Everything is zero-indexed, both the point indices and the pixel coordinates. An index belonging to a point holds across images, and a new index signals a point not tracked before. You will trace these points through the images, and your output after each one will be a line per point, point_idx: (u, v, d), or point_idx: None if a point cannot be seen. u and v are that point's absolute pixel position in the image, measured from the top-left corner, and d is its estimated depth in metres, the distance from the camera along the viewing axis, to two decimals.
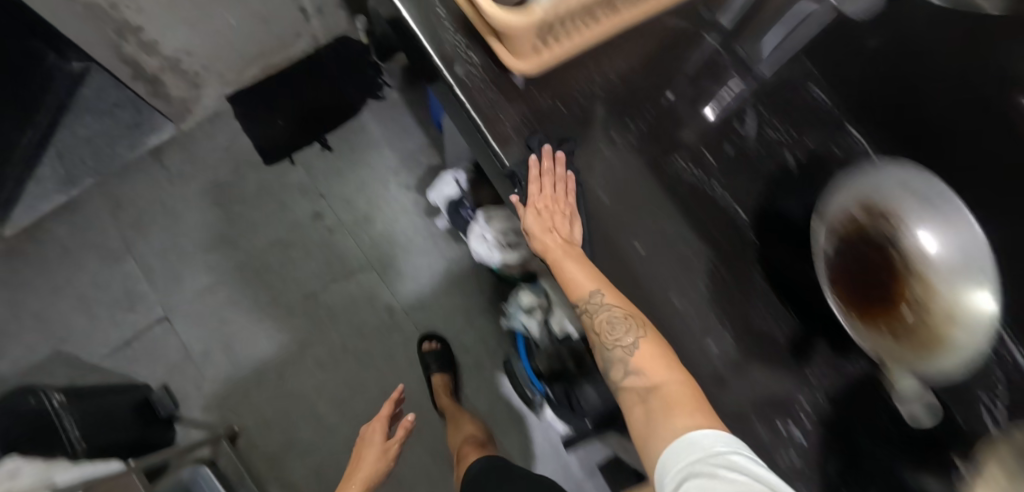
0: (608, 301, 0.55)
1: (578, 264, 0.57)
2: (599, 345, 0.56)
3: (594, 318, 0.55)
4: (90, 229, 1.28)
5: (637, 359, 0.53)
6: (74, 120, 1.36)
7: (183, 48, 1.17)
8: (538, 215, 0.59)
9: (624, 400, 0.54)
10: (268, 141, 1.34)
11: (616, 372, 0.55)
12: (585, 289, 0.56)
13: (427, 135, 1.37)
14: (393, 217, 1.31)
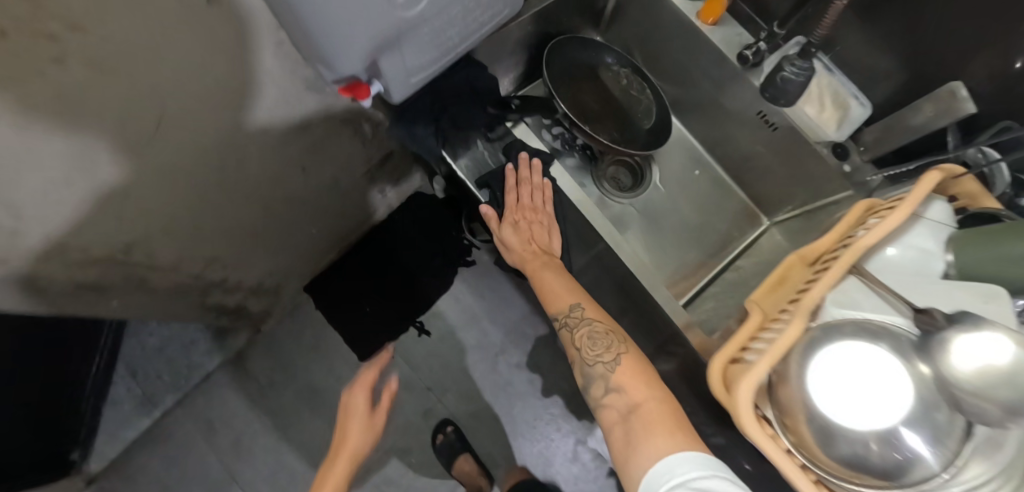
0: (575, 306, 0.68)
1: (549, 271, 0.72)
2: (581, 361, 0.65)
3: (574, 330, 0.66)
4: (185, 458, 1.16)
5: (619, 377, 0.61)
6: (137, 327, 1.20)
7: (268, 271, 1.05)
8: (531, 251, 0.74)
9: (603, 416, 0.61)
10: (357, 335, 1.21)
11: (596, 389, 0.62)
12: (557, 308, 0.69)
13: (529, 301, 1.26)
14: (507, 403, 1.21)
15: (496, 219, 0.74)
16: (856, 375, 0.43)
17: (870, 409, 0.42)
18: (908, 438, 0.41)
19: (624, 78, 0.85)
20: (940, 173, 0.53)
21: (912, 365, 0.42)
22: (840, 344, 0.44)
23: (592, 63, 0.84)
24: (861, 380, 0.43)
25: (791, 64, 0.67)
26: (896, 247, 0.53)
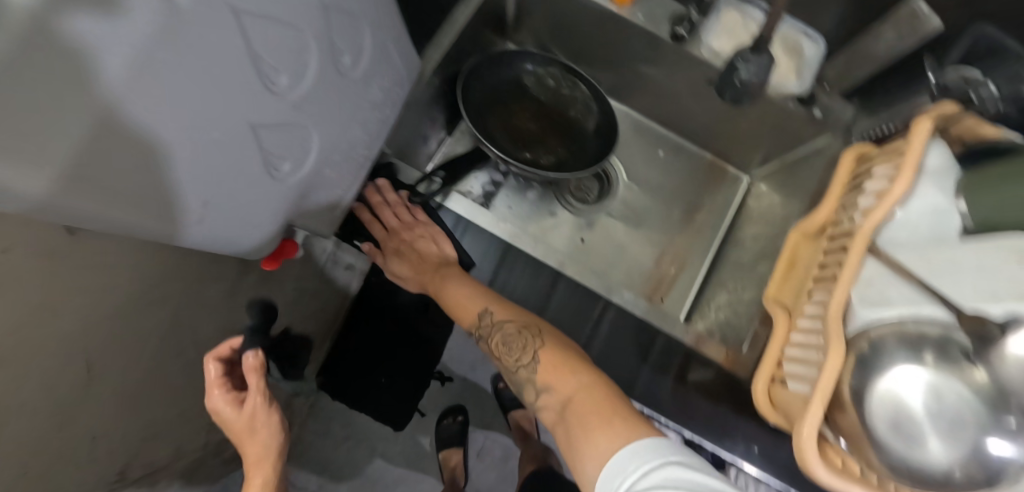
0: (493, 316, 0.62)
1: (455, 282, 0.66)
2: (505, 369, 0.59)
3: (496, 337, 0.60)
4: None
5: (543, 374, 0.55)
6: None
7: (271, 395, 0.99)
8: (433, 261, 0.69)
9: (547, 417, 0.55)
10: (384, 411, 1.12)
11: (528, 391, 0.56)
12: (470, 319, 0.63)
13: None
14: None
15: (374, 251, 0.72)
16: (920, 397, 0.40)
17: (947, 428, 0.39)
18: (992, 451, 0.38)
19: (554, 81, 0.75)
20: (927, 118, 0.49)
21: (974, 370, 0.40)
22: (902, 370, 0.41)
23: (513, 80, 0.75)
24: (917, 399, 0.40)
25: (741, 64, 0.53)
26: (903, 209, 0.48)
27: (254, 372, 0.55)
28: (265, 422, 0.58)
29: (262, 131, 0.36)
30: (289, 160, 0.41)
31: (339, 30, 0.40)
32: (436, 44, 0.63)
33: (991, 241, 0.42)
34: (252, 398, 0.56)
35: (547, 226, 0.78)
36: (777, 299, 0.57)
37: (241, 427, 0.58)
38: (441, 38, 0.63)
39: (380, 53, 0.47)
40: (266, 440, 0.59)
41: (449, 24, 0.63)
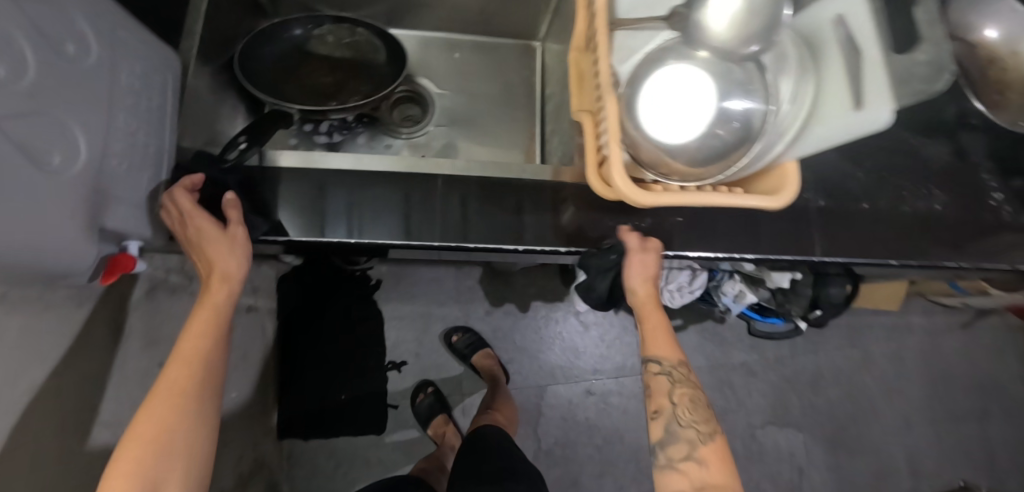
0: (671, 359, 0.68)
1: (658, 329, 0.69)
2: (668, 415, 0.65)
3: (671, 383, 0.67)
4: None
5: (707, 450, 0.63)
6: None
7: (238, 457, 0.95)
8: (643, 300, 0.69)
9: (671, 480, 0.63)
10: (357, 421, 1.16)
11: (673, 450, 0.63)
12: (653, 353, 0.68)
13: (449, 264, 1.26)
14: (511, 344, 1.26)
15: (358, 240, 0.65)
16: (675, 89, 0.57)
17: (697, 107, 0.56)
18: (730, 105, 0.55)
19: (329, 32, 0.79)
20: None
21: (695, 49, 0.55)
22: (653, 83, 0.57)
23: (292, 48, 0.78)
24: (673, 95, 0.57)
25: None
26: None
27: (232, 207, 0.58)
28: (238, 255, 0.57)
29: (7, 124, 0.36)
30: (57, 153, 0.41)
31: (41, 17, 0.40)
32: (187, 34, 0.64)
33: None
34: (235, 225, 0.57)
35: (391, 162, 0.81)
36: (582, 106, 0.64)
37: (212, 247, 0.55)
38: (189, 26, 0.64)
39: (110, 39, 0.48)
40: (240, 271, 0.57)
41: (190, 11, 0.64)
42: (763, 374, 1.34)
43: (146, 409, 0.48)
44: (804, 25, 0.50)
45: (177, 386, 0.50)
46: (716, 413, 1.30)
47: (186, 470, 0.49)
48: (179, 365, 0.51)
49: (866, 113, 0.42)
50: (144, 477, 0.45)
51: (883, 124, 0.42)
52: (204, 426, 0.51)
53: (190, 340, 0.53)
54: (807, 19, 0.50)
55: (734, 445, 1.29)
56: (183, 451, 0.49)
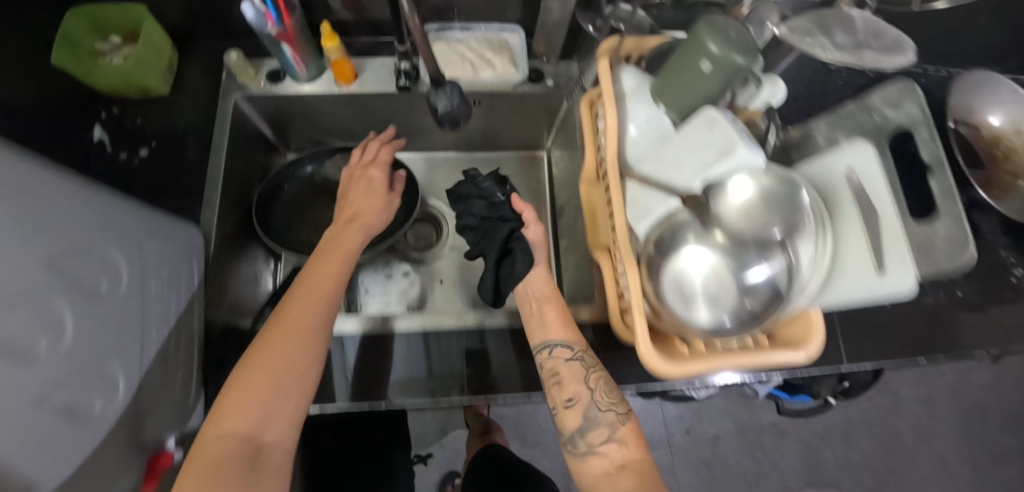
0: (578, 344, 0.58)
1: (559, 312, 0.60)
2: (585, 401, 0.53)
3: (584, 368, 0.55)
4: None
5: (626, 429, 0.52)
6: None
7: None
8: (545, 290, 0.62)
9: (590, 467, 0.51)
10: None
11: (593, 435, 0.52)
12: (551, 339, 0.58)
13: None
14: (535, 428, 1.24)
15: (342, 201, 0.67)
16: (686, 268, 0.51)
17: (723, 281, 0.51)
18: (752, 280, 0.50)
19: (345, 162, 0.82)
20: (604, 55, 0.59)
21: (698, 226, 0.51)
22: (682, 252, 0.53)
23: (306, 184, 0.82)
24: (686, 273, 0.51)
25: (432, 99, 0.53)
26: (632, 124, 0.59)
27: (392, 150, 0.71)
28: (382, 212, 0.65)
29: (49, 398, 0.37)
30: (98, 398, 0.42)
31: (77, 270, 0.41)
32: (206, 202, 0.65)
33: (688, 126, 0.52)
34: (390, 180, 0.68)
35: (412, 292, 0.80)
36: (598, 243, 0.66)
37: (374, 179, 0.67)
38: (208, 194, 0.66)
39: (139, 255, 0.49)
40: (375, 219, 0.64)
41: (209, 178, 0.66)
42: (795, 438, 1.31)
43: (294, 323, 0.49)
44: (816, 177, 0.52)
45: (313, 294, 0.52)
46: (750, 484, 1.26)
47: (275, 443, 0.45)
48: (333, 263, 0.56)
49: (889, 279, 0.46)
50: (242, 422, 0.44)
51: (904, 293, 0.46)
52: (319, 352, 0.50)
53: (325, 281, 0.54)
54: (816, 172, 0.52)
55: None
56: (252, 439, 0.44)
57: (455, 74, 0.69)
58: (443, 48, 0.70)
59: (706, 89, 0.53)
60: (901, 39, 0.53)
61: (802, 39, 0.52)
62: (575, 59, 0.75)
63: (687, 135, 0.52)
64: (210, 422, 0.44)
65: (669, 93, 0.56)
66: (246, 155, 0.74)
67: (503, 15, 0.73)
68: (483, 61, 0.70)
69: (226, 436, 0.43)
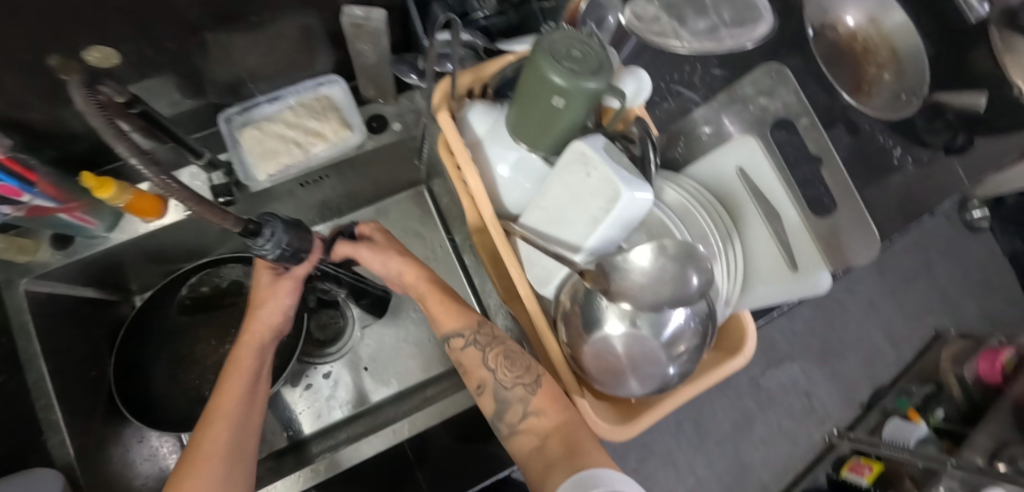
0: (471, 326, 0.50)
1: (440, 300, 0.51)
2: (492, 385, 0.46)
3: (482, 351, 0.48)
4: None
5: (539, 398, 0.44)
6: None
7: None
8: (421, 288, 0.52)
9: (518, 449, 0.44)
10: None
11: (510, 415, 0.45)
12: (445, 330, 0.50)
13: None
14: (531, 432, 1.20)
15: (21, 212, 0.50)
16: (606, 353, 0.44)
17: (651, 330, 0.44)
18: (674, 324, 0.43)
19: (202, 284, 0.69)
20: (442, 106, 0.50)
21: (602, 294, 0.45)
22: (602, 315, 0.45)
23: (165, 330, 0.67)
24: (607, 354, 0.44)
25: (254, 248, 0.42)
26: (502, 167, 0.51)
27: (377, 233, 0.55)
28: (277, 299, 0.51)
29: None
30: None
31: None
32: (49, 427, 0.53)
33: (562, 163, 0.46)
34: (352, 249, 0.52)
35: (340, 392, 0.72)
36: (507, 291, 0.58)
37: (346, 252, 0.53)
38: (46, 416, 0.54)
39: None
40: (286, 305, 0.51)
41: (38, 397, 0.54)
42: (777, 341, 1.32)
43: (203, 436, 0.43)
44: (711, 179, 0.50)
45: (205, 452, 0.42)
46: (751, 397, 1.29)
47: None
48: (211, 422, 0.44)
49: (807, 277, 0.44)
50: None
51: (820, 290, 0.45)
52: (243, 453, 0.44)
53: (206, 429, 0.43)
54: (710, 175, 0.49)
55: (747, 407, 1.27)
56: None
57: (282, 162, 0.57)
58: (255, 135, 0.57)
59: (565, 125, 0.46)
60: None
61: (650, 32, 0.48)
62: (415, 89, 0.65)
63: (563, 176, 0.46)
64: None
65: (524, 133, 0.49)
66: (76, 338, 0.61)
67: (311, 69, 0.60)
68: (309, 133, 0.58)
69: None
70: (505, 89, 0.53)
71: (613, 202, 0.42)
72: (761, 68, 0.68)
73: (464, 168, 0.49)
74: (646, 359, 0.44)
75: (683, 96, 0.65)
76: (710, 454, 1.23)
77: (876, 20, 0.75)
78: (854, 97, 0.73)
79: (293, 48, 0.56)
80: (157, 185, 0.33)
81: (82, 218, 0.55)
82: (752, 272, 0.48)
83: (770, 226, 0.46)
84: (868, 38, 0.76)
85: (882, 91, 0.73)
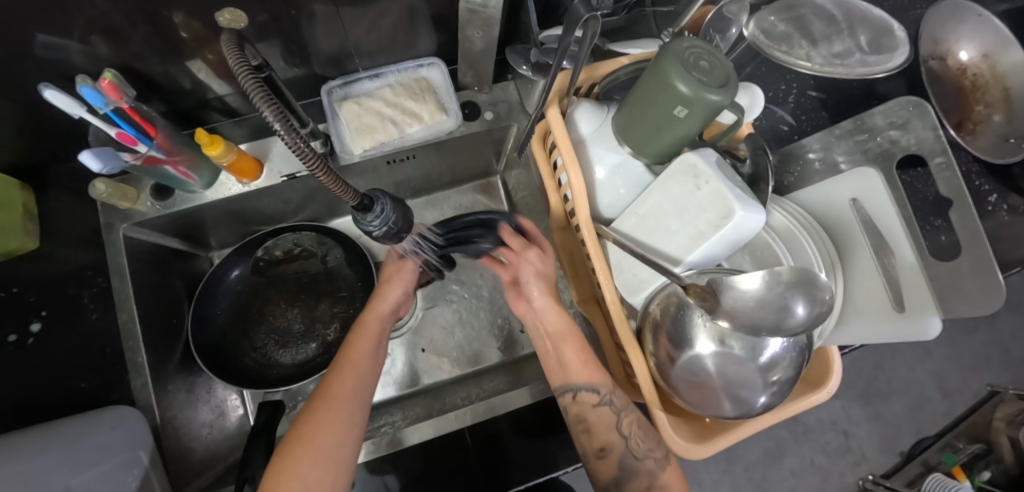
0: (605, 384, 0.50)
1: (579, 349, 0.52)
2: (620, 451, 0.48)
3: (616, 414, 0.49)
4: None
5: (669, 474, 0.47)
6: None
7: None
8: (556, 328, 0.54)
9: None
10: None
11: (632, 484, 0.47)
12: (574, 381, 0.50)
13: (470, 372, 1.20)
14: None
15: (136, 160, 0.51)
16: (699, 372, 0.44)
17: (745, 353, 0.43)
18: (769, 351, 0.43)
19: (278, 248, 0.71)
20: (552, 102, 0.49)
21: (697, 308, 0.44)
22: (695, 331, 0.44)
23: (239, 288, 0.69)
24: (697, 372, 0.44)
25: (362, 223, 0.43)
26: (600, 169, 0.51)
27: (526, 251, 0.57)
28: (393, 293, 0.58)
29: None
30: None
31: None
32: (133, 367, 0.56)
33: (669, 172, 0.45)
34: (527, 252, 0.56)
35: (396, 371, 0.73)
36: (584, 293, 0.58)
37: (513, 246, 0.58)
38: (132, 357, 0.56)
39: None
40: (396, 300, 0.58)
41: (127, 338, 0.56)
42: None
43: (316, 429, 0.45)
44: (821, 207, 0.48)
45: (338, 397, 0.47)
46: (789, 429, 1.25)
47: None
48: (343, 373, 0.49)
49: (912, 320, 0.41)
50: None
51: (928, 337, 0.41)
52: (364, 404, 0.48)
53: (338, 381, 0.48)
54: (820, 204, 0.48)
55: (780, 436, 1.24)
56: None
57: (377, 139, 0.58)
58: (355, 109, 0.58)
59: (679, 135, 0.45)
60: (885, 21, 0.48)
61: (778, 47, 0.46)
62: (510, 80, 0.64)
63: (668, 187, 0.45)
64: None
65: (633, 138, 0.48)
66: (160, 286, 0.63)
67: (414, 49, 0.60)
68: (406, 114, 0.59)
69: None
70: (612, 91, 0.53)
71: (726, 220, 0.42)
72: (871, 92, 0.65)
73: (567, 164, 0.48)
74: (739, 382, 0.43)
75: (774, 114, 0.64)
76: (736, 480, 1.20)
77: (991, 57, 0.69)
78: (961, 136, 0.69)
79: (402, 28, 0.56)
80: (291, 150, 0.33)
81: (187, 175, 0.56)
82: (853, 309, 0.46)
83: (879, 264, 0.44)
84: (979, 75, 0.70)
85: (989, 132, 0.68)
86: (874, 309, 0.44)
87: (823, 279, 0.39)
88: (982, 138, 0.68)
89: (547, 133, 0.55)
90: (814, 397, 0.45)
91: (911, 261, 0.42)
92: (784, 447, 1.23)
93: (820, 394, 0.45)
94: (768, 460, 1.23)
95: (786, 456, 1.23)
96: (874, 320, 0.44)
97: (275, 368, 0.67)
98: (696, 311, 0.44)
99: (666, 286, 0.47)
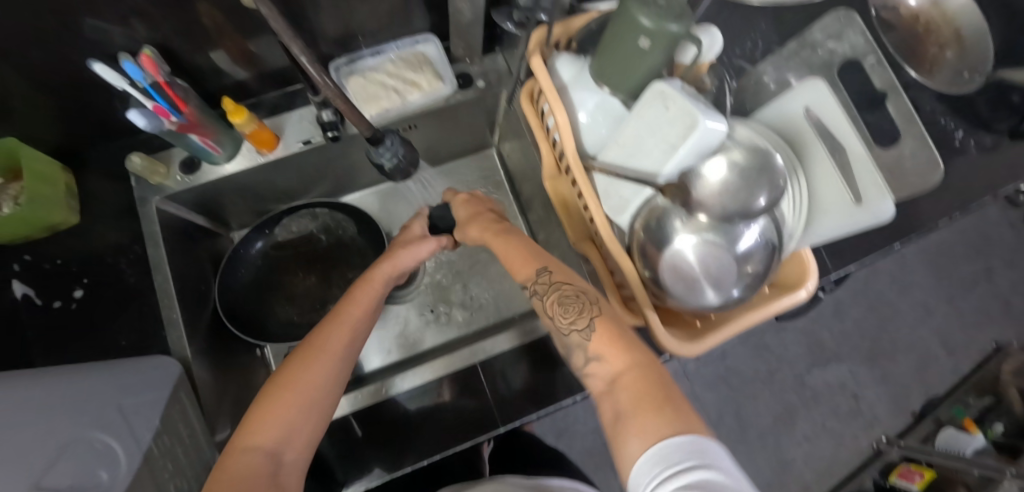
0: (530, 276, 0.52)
1: (514, 247, 0.54)
2: (556, 329, 0.47)
3: (543, 300, 0.49)
4: None
5: (596, 343, 0.44)
6: None
7: None
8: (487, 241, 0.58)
9: (594, 388, 0.44)
10: None
11: (575, 360, 0.46)
12: (520, 276, 0.53)
13: None
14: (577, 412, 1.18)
15: (172, 124, 0.56)
16: (682, 267, 0.49)
17: (721, 246, 0.48)
18: (744, 244, 0.48)
19: (295, 223, 0.76)
20: (535, 52, 0.56)
21: (675, 212, 0.50)
22: (674, 232, 0.50)
23: (261, 262, 0.75)
24: (680, 267, 0.49)
25: (374, 157, 0.49)
26: (582, 112, 0.57)
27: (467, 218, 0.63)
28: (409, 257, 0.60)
29: None
30: None
31: None
32: (169, 323, 0.60)
33: (641, 98, 0.50)
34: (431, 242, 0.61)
35: (405, 336, 0.77)
36: (579, 234, 0.64)
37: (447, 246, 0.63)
38: (167, 314, 0.61)
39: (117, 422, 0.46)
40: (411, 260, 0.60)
41: (162, 298, 0.61)
42: (823, 341, 1.29)
43: (277, 407, 0.45)
44: (780, 122, 0.53)
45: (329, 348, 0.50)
46: (800, 396, 1.26)
47: (296, 459, 0.44)
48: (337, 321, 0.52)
49: (869, 207, 0.46)
50: (268, 437, 0.43)
51: (883, 219, 0.46)
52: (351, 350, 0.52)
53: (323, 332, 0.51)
54: (776, 117, 0.53)
55: (790, 403, 1.25)
56: (275, 457, 0.43)
57: (382, 106, 0.65)
58: (360, 82, 0.65)
59: (647, 66, 0.51)
60: None
61: None
62: (498, 51, 0.71)
63: (642, 113, 0.50)
64: (236, 442, 0.43)
65: (609, 76, 0.54)
66: (190, 256, 0.68)
67: (410, 27, 0.67)
68: (407, 83, 0.65)
69: (252, 449, 0.43)
70: (588, 43, 0.59)
71: (691, 129, 0.46)
72: None
73: (552, 105, 0.54)
74: (718, 279, 0.48)
75: (742, 64, 0.70)
76: (751, 449, 1.21)
77: (940, 2, 0.75)
78: (921, 74, 0.74)
79: (398, 7, 0.63)
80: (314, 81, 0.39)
81: (213, 146, 0.62)
82: (819, 209, 0.50)
83: (834, 162, 0.48)
84: (930, 19, 0.75)
85: (946, 69, 0.73)
86: (836, 203, 0.49)
87: (779, 164, 0.45)
88: (939, 75, 0.73)
89: (533, 88, 0.62)
90: (795, 296, 0.50)
91: (860, 151, 0.46)
92: (796, 413, 1.24)
93: (797, 291, 0.50)
94: (782, 427, 1.23)
95: (799, 422, 1.24)
96: (836, 215, 0.49)
97: (295, 333, 0.72)
98: (675, 215, 0.50)
99: (649, 203, 0.52)
